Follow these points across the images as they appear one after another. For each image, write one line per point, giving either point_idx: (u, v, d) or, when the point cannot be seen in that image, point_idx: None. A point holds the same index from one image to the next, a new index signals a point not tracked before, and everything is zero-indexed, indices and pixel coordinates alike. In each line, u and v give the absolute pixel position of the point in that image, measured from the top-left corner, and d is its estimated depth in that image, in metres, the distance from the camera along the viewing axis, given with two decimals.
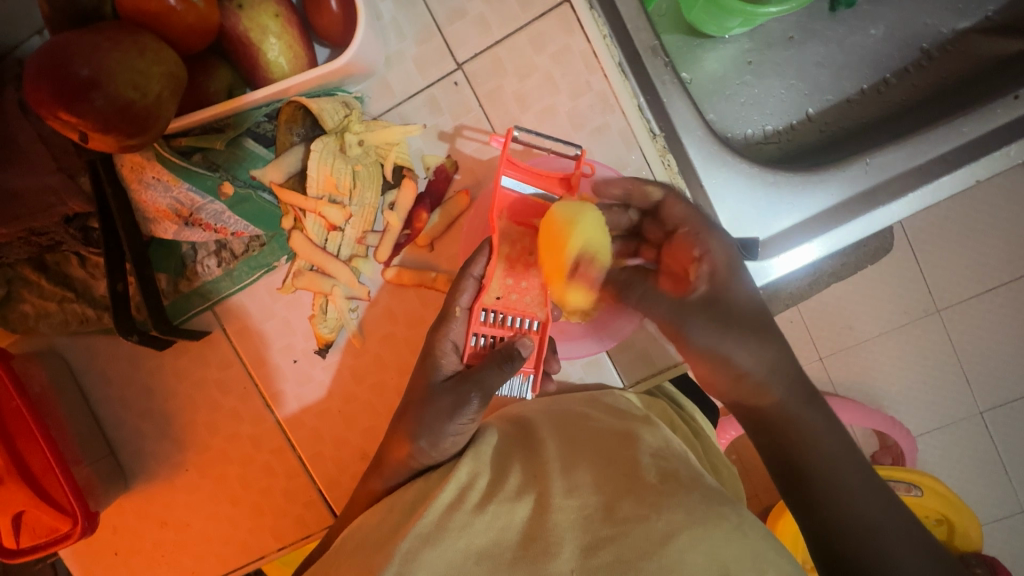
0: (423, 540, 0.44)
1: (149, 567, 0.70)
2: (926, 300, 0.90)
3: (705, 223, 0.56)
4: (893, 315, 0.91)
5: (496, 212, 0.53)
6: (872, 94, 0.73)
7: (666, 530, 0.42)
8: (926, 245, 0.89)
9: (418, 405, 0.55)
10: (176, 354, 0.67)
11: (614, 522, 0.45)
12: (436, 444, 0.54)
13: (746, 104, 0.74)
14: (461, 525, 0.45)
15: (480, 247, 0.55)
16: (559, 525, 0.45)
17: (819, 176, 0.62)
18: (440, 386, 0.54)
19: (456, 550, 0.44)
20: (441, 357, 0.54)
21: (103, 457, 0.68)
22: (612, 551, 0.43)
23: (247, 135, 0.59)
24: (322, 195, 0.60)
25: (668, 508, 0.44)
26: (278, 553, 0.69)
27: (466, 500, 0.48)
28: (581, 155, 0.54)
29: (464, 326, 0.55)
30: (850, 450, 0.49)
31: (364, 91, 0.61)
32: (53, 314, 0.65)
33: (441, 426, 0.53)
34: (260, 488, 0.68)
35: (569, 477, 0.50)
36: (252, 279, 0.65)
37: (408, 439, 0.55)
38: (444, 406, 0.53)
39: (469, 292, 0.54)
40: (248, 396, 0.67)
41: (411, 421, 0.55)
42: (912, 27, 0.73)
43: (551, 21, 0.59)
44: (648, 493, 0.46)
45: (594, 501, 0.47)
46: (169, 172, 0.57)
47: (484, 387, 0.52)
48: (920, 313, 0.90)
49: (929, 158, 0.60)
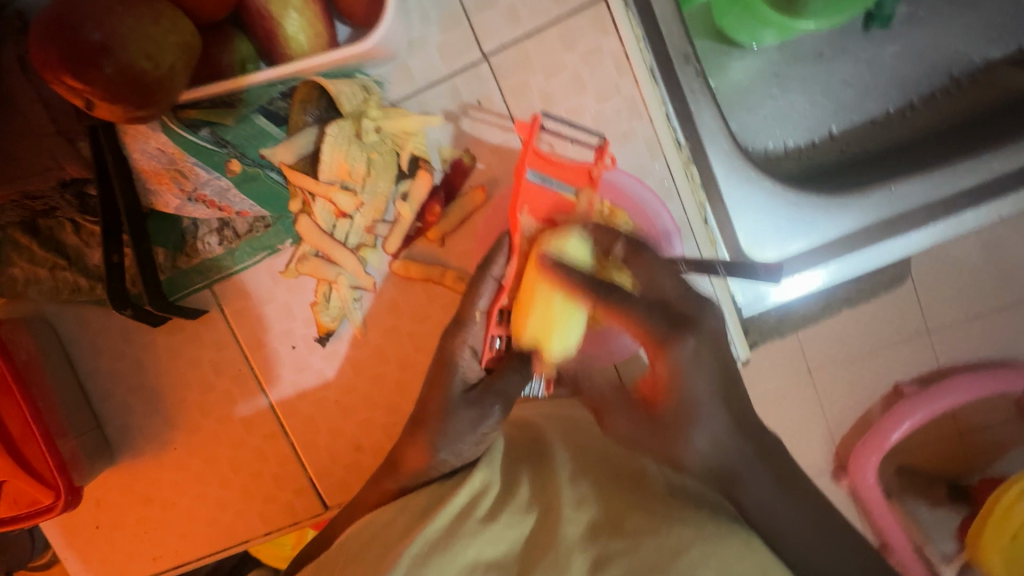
0: (433, 546, 0.43)
1: (132, 543, 0.70)
2: (918, 321, 0.89)
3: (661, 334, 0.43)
4: (884, 333, 0.89)
5: (518, 207, 0.52)
6: (897, 117, 0.72)
7: (677, 546, 0.42)
8: (932, 274, 0.88)
9: (438, 418, 0.54)
10: (171, 331, 0.66)
11: (622, 535, 0.45)
12: (458, 453, 0.54)
13: (770, 117, 0.73)
14: (470, 534, 0.45)
15: (498, 244, 0.54)
16: (570, 536, 0.45)
17: (842, 200, 0.61)
18: (461, 397, 0.55)
19: (465, 558, 0.43)
20: (461, 363, 0.55)
21: (89, 430, 0.66)
22: (623, 564, 0.42)
23: (259, 113, 0.55)
24: (334, 181, 0.58)
25: (678, 523, 0.44)
26: (266, 538, 0.69)
27: (476, 507, 0.48)
28: (605, 146, 0.53)
29: (482, 330, 0.55)
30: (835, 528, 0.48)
31: (383, 74, 0.59)
32: (43, 281, 0.63)
33: (462, 437, 0.54)
34: (251, 473, 0.67)
35: (576, 489, 0.50)
36: (253, 261, 0.63)
37: (427, 452, 0.54)
38: (467, 418, 0.54)
39: (487, 295, 0.55)
40: (243, 377, 0.66)
41: (429, 434, 0.54)
42: (944, 52, 0.72)
43: (585, 18, 0.56)
44: (658, 507, 0.47)
45: (601, 514, 0.48)
46: (174, 144, 0.52)
47: (507, 394, 0.55)
48: (910, 332, 0.89)
49: (955, 191, 0.59)
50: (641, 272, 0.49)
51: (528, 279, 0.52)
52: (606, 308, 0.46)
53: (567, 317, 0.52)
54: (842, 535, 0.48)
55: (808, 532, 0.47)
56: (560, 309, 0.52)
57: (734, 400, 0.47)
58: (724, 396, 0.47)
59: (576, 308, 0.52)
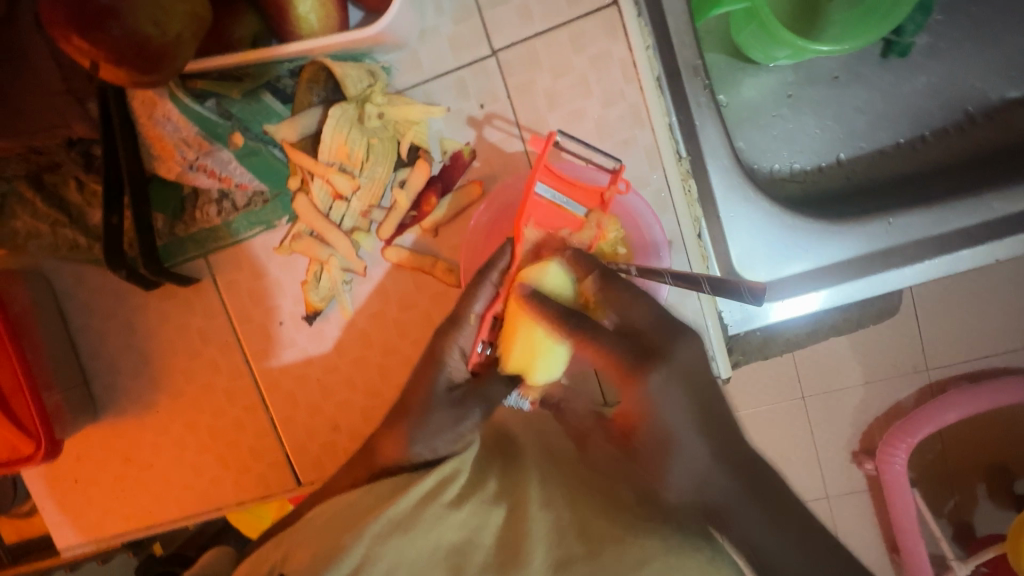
0: (396, 526, 0.45)
1: (108, 500, 0.71)
2: (916, 357, 0.92)
3: (628, 374, 0.42)
4: (880, 365, 0.93)
5: (523, 219, 0.53)
6: (906, 149, 0.71)
7: (640, 557, 0.43)
8: (933, 307, 0.91)
9: (416, 413, 0.54)
10: (163, 296, 0.67)
11: (587, 541, 0.45)
12: (432, 449, 0.54)
13: (778, 137, 0.73)
14: (434, 519, 0.46)
15: (500, 250, 0.54)
16: (533, 534, 0.46)
17: (838, 228, 0.60)
18: (443, 394, 0.55)
19: (427, 541, 0.45)
20: (451, 364, 0.55)
21: (75, 386, 0.67)
22: (585, 568, 0.43)
23: (265, 88, 0.57)
24: (333, 162, 0.59)
25: (644, 534, 0.45)
26: (237, 508, 0.70)
27: (442, 493, 0.49)
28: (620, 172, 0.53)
29: (474, 333, 0.55)
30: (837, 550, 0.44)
31: (392, 61, 0.59)
32: (44, 236, 0.63)
33: (438, 437, 0.54)
34: (228, 443, 0.68)
35: (545, 491, 0.51)
36: (249, 235, 0.63)
37: (402, 445, 0.54)
38: (446, 417, 0.54)
39: (484, 299, 0.55)
40: (228, 349, 0.66)
41: (407, 426, 0.54)
42: (961, 88, 0.71)
43: (596, 21, 0.56)
44: (627, 518, 0.47)
45: (568, 516, 0.48)
46: (180, 113, 0.54)
47: (489, 399, 0.56)
48: (909, 368, 0.92)
49: (952, 229, 0.59)
50: (613, 304, 0.47)
51: (512, 311, 0.52)
52: (576, 339, 0.46)
53: (548, 352, 0.52)
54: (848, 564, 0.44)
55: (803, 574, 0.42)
56: (540, 344, 0.52)
57: (719, 434, 0.44)
58: (705, 425, 0.43)
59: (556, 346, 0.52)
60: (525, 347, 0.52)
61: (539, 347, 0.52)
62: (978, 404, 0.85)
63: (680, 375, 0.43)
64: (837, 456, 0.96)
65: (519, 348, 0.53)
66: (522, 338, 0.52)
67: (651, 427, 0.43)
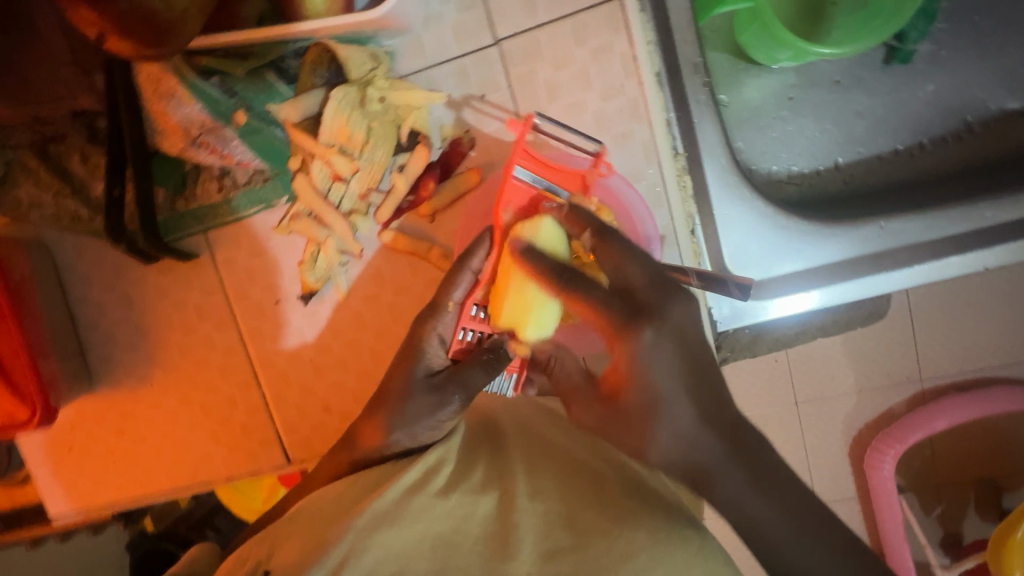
0: (381, 518, 0.45)
1: (100, 470, 0.72)
2: (913, 369, 0.94)
3: (618, 327, 0.45)
4: (876, 375, 0.94)
5: (502, 204, 0.54)
6: (905, 156, 0.72)
7: (625, 550, 0.45)
8: (930, 320, 0.92)
9: (397, 400, 0.55)
10: (161, 271, 0.67)
11: (574, 532, 0.47)
12: (414, 436, 0.56)
13: (778, 139, 0.73)
14: (421, 508, 0.47)
15: (480, 237, 0.54)
16: (523, 526, 0.47)
17: (831, 230, 0.61)
18: (422, 382, 0.55)
19: (412, 532, 0.45)
20: (429, 351, 0.55)
21: (72, 356, 0.68)
22: (571, 560, 0.45)
23: (269, 69, 0.58)
24: (333, 144, 0.59)
25: (630, 525, 0.47)
26: (227, 483, 0.71)
27: (430, 483, 0.50)
28: (601, 153, 0.53)
29: (454, 320, 0.56)
30: (821, 524, 0.46)
31: (396, 46, 0.60)
32: (46, 206, 0.64)
33: (418, 421, 0.56)
34: (221, 418, 0.69)
35: (533, 480, 0.51)
36: (249, 213, 0.64)
37: (383, 431, 0.56)
38: (425, 404, 0.55)
39: (464, 285, 0.55)
40: (224, 326, 0.67)
41: (388, 414, 0.56)
42: (962, 97, 0.71)
43: (599, 14, 0.56)
44: (613, 509, 0.49)
45: (556, 507, 0.49)
46: (184, 88, 0.54)
47: (468, 386, 0.54)
48: (903, 379, 0.94)
49: (943, 236, 0.59)
50: (607, 261, 0.48)
51: (505, 265, 0.52)
52: (568, 298, 0.47)
53: (540, 309, 0.51)
54: (832, 538, 0.46)
55: (784, 538, 0.45)
56: (533, 298, 0.51)
57: (707, 397, 0.48)
58: (691, 386, 0.47)
59: (547, 300, 0.51)
60: (516, 301, 0.51)
61: (532, 298, 0.51)
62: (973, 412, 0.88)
63: (672, 332, 0.46)
64: (822, 460, 0.98)
65: (510, 300, 0.51)
66: (515, 289, 0.51)
67: (643, 385, 0.46)
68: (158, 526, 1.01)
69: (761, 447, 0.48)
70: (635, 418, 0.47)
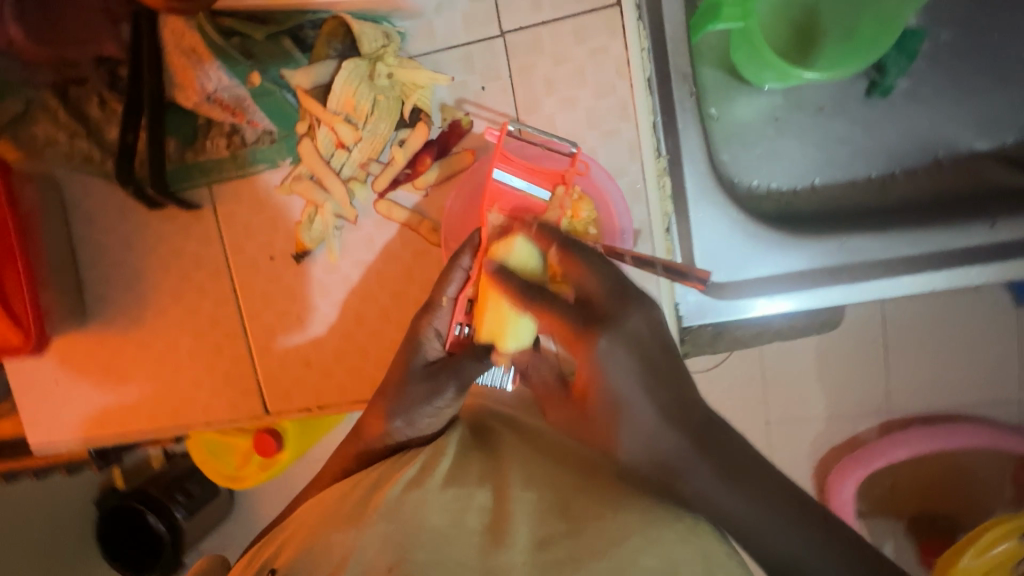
0: (382, 512, 0.47)
1: (83, 404, 0.75)
2: (881, 400, 0.98)
3: (576, 330, 0.46)
4: (850, 406, 0.99)
5: (487, 204, 0.57)
6: (877, 183, 0.76)
7: (618, 534, 0.45)
8: (904, 347, 0.97)
9: (395, 386, 0.60)
10: (163, 219, 0.71)
11: (567, 518, 0.48)
12: (412, 423, 0.60)
13: (761, 156, 0.77)
14: (418, 501, 0.49)
15: (468, 239, 0.59)
16: (516, 512, 0.48)
17: (794, 241, 0.65)
18: (419, 370, 0.60)
19: (411, 523, 0.46)
20: (426, 342, 0.60)
21: (68, 292, 0.71)
22: (565, 548, 0.45)
23: (288, 37, 0.62)
24: (339, 112, 0.63)
25: (622, 510, 0.48)
26: (205, 428, 0.74)
27: (430, 477, 0.52)
28: (576, 153, 0.57)
29: (449, 316, 0.60)
30: (787, 496, 0.51)
31: (408, 29, 0.64)
32: (60, 145, 0.66)
33: (416, 408, 0.59)
34: (205, 365, 0.72)
35: (525, 472, 0.53)
36: (253, 170, 0.67)
37: (385, 418, 0.60)
38: (421, 392, 0.59)
39: (456, 283, 0.59)
40: (218, 277, 0.71)
41: (388, 401, 0.60)
42: (934, 133, 0.76)
43: (600, 17, 0.60)
44: (606, 495, 0.50)
45: (549, 496, 0.50)
46: (205, 46, 0.59)
47: (462, 376, 0.58)
48: (874, 410, 0.99)
49: (896, 256, 0.64)
50: (570, 269, 0.49)
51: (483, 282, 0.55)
52: (535, 309, 0.49)
53: (515, 323, 0.54)
54: (803, 506, 0.51)
55: (756, 522, 0.50)
56: (508, 313, 0.54)
57: (667, 388, 0.50)
58: (649, 383, 0.48)
59: (521, 316, 0.53)
60: (494, 316, 0.54)
61: (505, 317, 0.54)
62: (933, 444, 0.92)
63: (627, 347, 0.46)
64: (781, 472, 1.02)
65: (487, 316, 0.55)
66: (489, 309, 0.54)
67: (608, 392, 0.47)
68: (128, 482, 1.04)
69: (730, 439, 0.52)
70: (591, 428, 0.50)
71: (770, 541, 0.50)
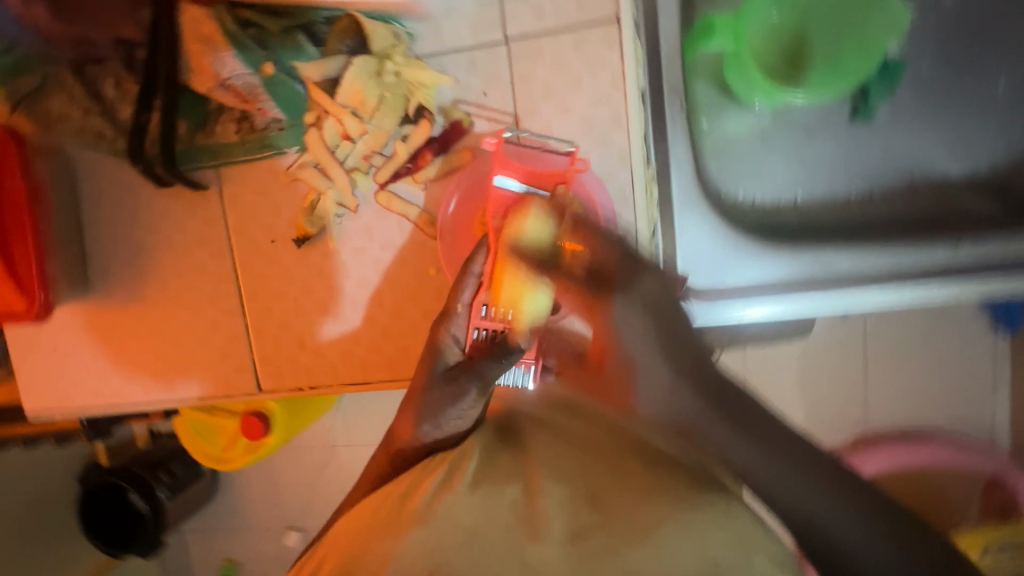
0: (416, 519, 0.49)
1: (80, 372, 0.77)
2: (858, 415, 1.02)
3: (590, 301, 0.53)
4: (825, 414, 1.03)
5: (492, 210, 0.63)
6: (857, 203, 0.80)
7: (651, 526, 0.46)
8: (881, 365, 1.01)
9: (420, 393, 0.63)
10: (169, 197, 0.73)
11: (600, 510, 0.48)
12: (438, 424, 0.62)
13: (748, 170, 0.81)
14: (450, 503, 0.50)
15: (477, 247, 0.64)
16: (547, 507, 0.49)
17: (772, 252, 0.68)
18: (441, 375, 0.63)
19: (446, 525, 0.48)
20: (445, 349, 0.63)
21: (72, 263, 0.74)
22: (601, 538, 0.46)
23: (301, 31, 0.65)
24: (347, 105, 0.65)
25: (655, 501, 0.48)
26: (198, 401, 0.76)
27: (461, 476, 0.53)
28: (575, 153, 0.63)
29: (466, 321, 0.64)
30: (830, 466, 0.46)
31: (416, 30, 0.67)
32: (73, 120, 0.66)
33: (440, 411, 0.62)
34: (203, 341, 0.75)
35: (552, 464, 0.53)
36: (259, 155, 0.70)
37: (413, 423, 0.63)
38: (445, 394, 0.62)
39: (469, 289, 0.63)
40: (220, 256, 0.73)
41: (415, 407, 0.64)
42: (912, 158, 0.80)
43: (599, 30, 0.64)
44: (636, 486, 0.50)
45: (581, 487, 0.51)
46: (222, 34, 0.61)
47: (483, 376, 0.61)
48: (848, 425, 1.03)
49: (866, 272, 0.68)
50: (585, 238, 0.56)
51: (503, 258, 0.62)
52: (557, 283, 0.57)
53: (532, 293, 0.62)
54: (853, 482, 0.46)
55: (795, 490, 0.45)
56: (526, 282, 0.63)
57: (677, 348, 0.49)
58: (665, 339, 0.50)
59: (539, 285, 0.62)
60: (513, 289, 0.63)
61: (524, 291, 0.63)
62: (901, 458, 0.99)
63: (630, 316, 0.51)
64: None
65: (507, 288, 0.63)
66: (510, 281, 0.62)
67: (621, 353, 0.51)
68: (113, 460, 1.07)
69: (761, 415, 0.47)
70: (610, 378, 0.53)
71: (817, 517, 0.44)
